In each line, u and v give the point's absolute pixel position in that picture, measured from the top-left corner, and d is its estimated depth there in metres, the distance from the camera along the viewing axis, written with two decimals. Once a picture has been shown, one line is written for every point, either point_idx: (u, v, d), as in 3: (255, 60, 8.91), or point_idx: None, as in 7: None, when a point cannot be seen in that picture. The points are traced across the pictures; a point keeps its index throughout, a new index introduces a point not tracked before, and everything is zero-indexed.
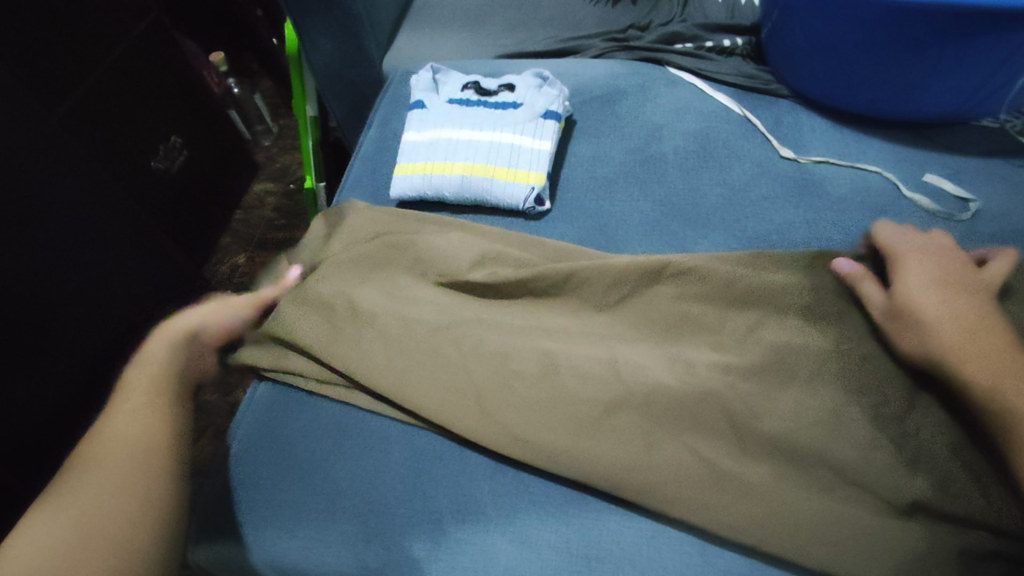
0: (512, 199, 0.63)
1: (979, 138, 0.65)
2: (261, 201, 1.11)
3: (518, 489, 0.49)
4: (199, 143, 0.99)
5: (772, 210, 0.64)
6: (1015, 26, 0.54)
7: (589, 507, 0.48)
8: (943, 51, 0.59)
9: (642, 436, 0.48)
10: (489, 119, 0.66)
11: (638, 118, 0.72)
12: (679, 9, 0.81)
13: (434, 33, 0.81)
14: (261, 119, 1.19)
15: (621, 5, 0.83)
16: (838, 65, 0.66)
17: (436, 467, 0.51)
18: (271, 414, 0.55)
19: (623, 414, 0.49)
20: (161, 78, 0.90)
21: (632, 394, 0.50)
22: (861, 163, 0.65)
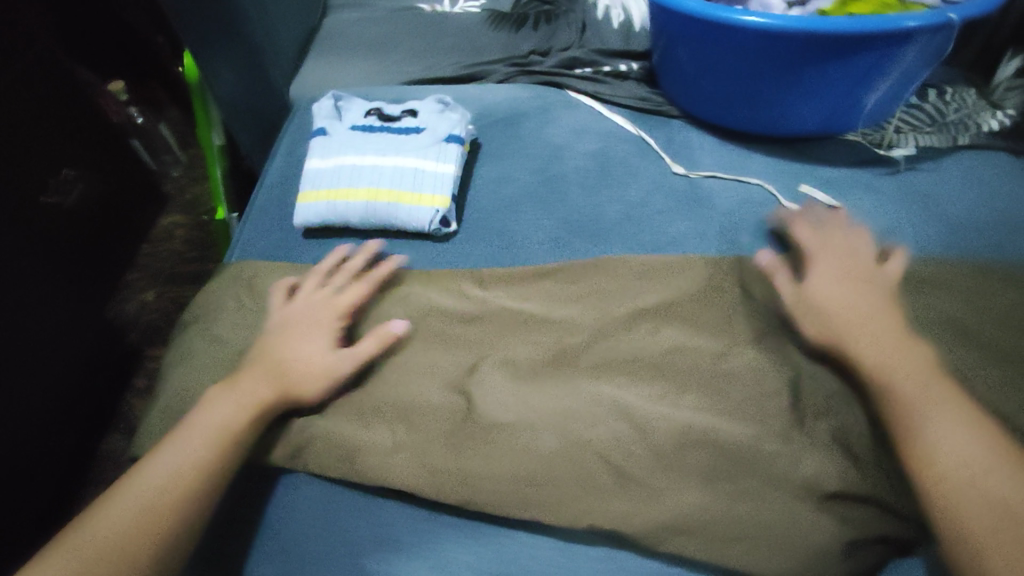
0: (419, 222, 0.64)
1: (848, 152, 0.70)
2: (170, 234, 1.08)
3: (433, 511, 0.51)
4: (97, 178, 0.95)
5: (666, 223, 0.68)
6: (862, 48, 0.61)
7: (503, 529, 0.50)
8: (808, 73, 0.65)
9: (548, 454, 0.51)
10: (393, 145, 0.66)
11: (539, 141, 0.75)
12: (577, 34, 0.85)
13: (340, 61, 0.82)
14: (168, 150, 1.16)
15: (524, 31, 0.86)
16: (721, 86, 0.71)
17: (352, 504, 0.52)
18: None
19: (532, 433, 0.52)
20: (52, 112, 0.87)
21: (535, 415, 0.53)
22: (745, 176, 0.70)
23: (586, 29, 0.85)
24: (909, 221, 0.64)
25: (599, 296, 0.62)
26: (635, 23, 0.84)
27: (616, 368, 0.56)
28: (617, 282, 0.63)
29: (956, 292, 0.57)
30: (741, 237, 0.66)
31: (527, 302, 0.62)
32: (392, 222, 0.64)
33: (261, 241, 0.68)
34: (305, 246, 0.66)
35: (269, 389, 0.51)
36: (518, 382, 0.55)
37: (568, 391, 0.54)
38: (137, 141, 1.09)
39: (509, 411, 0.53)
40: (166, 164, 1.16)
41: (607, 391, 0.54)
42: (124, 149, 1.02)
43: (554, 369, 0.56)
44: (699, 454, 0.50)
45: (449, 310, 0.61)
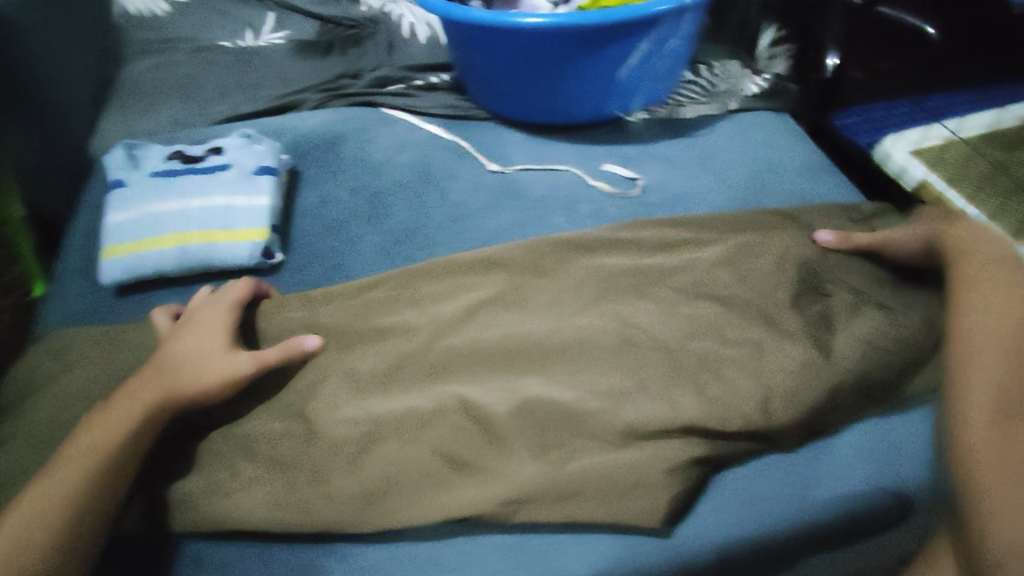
0: (236, 258, 0.63)
1: (636, 130, 0.78)
2: None
3: (288, 543, 0.49)
4: None
5: (488, 219, 0.71)
6: (616, 38, 0.69)
7: (359, 540, 0.49)
8: (580, 62, 0.72)
9: (386, 458, 0.51)
10: (199, 186, 0.66)
11: (359, 159, 0.76)
12: (385, 55, 0.92)
13: (150, 109, 0.86)
14: None
15: (332, 60, 0.93)
16: (514, 85, 0.76)
17: (199, 560, 0.49)
18: None
19: (372, 444, 0.51)
20: None
21: (371, 426, 0.52)
22: (552, 165, 0.75)
23: (393, 48, 0.93)
24: (691, 181, 0.71)
25: (431, 293, 0.62)
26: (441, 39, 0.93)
27: (454, 363, 0.56)
28: (444, 279, 0.63)
29: (732, 236, 0.64)
30: (556, 218, 0.70)
31: (361, 314, 0.61)
32: (208, 263, 0.63)
33: (68, 307, 0.64)
34: (119, 303, 0.64)
35: (155, 394, 0.50)
36: (353, 396, 0.55)
37: (406, 398, 0.54)
38: None
39: (331, 423, 0.53)
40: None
41: (446, 389, 0.54)
42: None
43: (391, 378, 0.56)
44: (537, 432, 0.51)
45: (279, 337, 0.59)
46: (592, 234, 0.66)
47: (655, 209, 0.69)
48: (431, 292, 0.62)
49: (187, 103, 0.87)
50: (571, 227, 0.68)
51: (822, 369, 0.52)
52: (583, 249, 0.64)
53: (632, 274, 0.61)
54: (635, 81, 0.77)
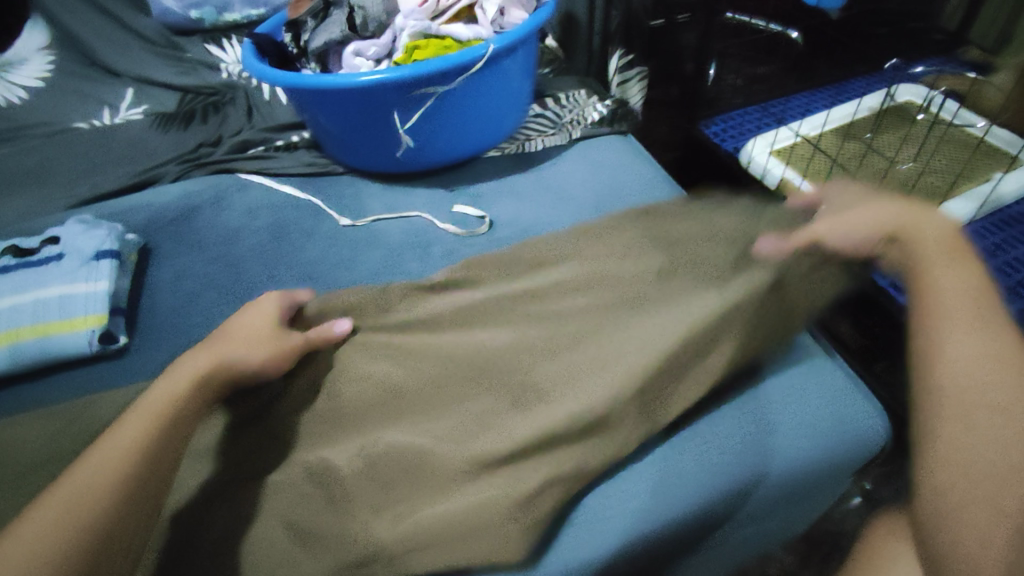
0: (74, 347, 0.61)
1: (487, 167, 0.81)
2: None
3: None
4: None
5: (342, 273, 0.70)
6: (444, 83, 0.70)
7: None
8: (417, 110, 0.73)
9: (216, 534, 0.46)
10: (32, 279, 0.64)
11: (214, 229, 0.76)
12: (244, 119, 0.92)
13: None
14: None
15: (194, 129, 0.93)
16: (360, 138, 0.77)
17: None
18: None
19: (203, 522, 0.47)
20: None
21: (203, 503, 0.48)
22: (405, 212, 0.75)
23: (254, 111, 0.94)
24: (537, 210, 0.74)
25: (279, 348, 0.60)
26: None
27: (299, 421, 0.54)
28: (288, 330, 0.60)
29: (577, 255, 0.64)
30: (408, 262, 0.70)
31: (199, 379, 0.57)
32: (43, 357, 0.61)
33: None
34: None
35: (212, 364, 0.51)
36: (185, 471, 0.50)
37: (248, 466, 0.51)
38: None
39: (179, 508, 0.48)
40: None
41: (288, 451, 0.52)
42: None
43: (231, 445, 0.52)
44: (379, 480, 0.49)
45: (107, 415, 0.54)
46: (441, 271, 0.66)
47: (504, 241, 0.70)
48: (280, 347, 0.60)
49: (37, 191, 0.85)
50: (423, 270, 0.68)
51: (661, 379, 0.51)
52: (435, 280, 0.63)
53: (480, 306, 0.61)
54: (479, 121, 0.78)
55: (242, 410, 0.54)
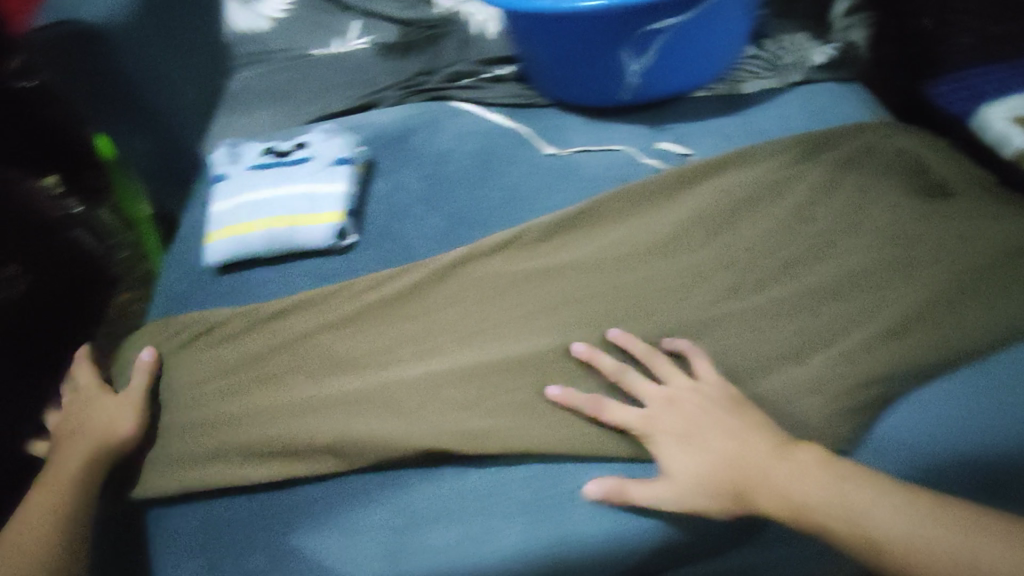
0: (317, 240, 0.70)
1: (695, 109, 0.78)
2: None
3: (350, 487, 0.54)
4: None
5: (544, 197, 0.71)
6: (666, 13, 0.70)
7: (407, 480, 0.53)
8: (634, 43, 0.73)
9: (442, 409, 0.56)
10: (286, 176, 0.74)
11: (428, 149, 0.81)
12: (460, 51, 0.99)
13: (247, 111, 0.99)
14: None
15: (412, 58, 1.01)
16: (571, 72, 0.79)
17: (278, 498, 0.55)
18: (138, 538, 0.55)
19: (430, 399, 0.56)
20: None
21: (430, 383, 0.58)
22: (609, 145, 0.76)
23: (468, 43, 1.00)
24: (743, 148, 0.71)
25: (491, 261, 0.66)
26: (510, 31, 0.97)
27: (510, 328, 0.61)
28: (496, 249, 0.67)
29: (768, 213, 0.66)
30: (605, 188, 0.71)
31: (419, 283, 0.65)
32: (292, 245, 0.70)
33: (177, 284, 0.73)
34: (218, 281, 0.71)
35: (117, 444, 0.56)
36: (418, 355, 0.60)
37: (469, 352, 0.59)
38: None
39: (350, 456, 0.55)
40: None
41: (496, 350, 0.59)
42: None
43: (450, 343, 0.61)
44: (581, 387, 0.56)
45: (355, 304, 0.64)
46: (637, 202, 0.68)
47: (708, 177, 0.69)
48: (493, 263, 0.66)
49: (284, 105, 0.98)
50: (626, 199, 0.68)
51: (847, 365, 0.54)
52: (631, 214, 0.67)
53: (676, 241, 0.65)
54: (690, 60, 0.76)
55: (467, 309, 0.63)
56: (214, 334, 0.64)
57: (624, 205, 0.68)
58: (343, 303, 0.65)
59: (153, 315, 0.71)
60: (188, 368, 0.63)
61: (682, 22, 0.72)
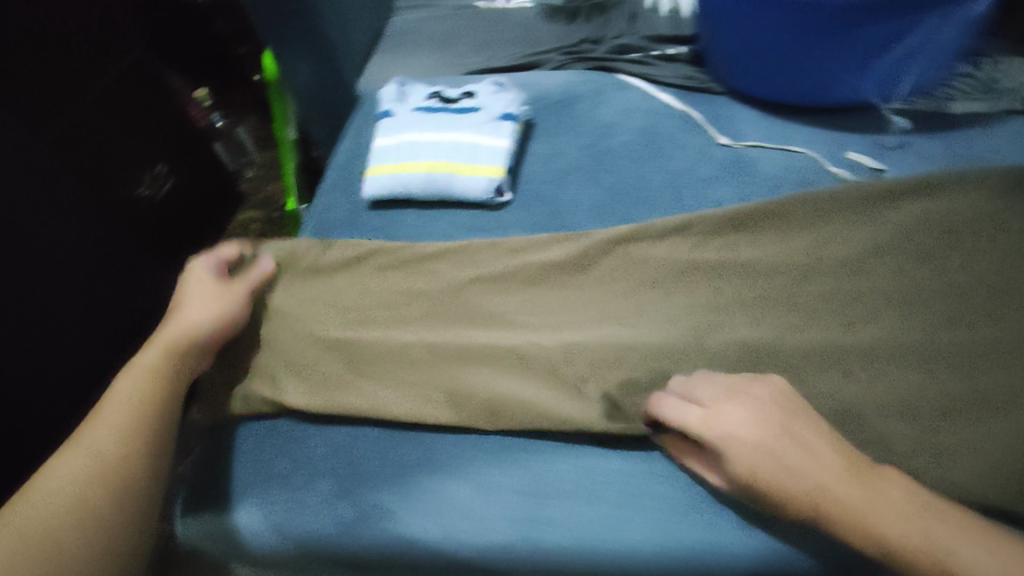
0: (475, 191, 0.69)
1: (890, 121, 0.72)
2: (246, 228, 1.36)
3: (484, 443, 0.53)
4: (181, 173, 1.17)
5: (711, 189, 0.69)
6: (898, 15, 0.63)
7: (545, 451, 0.52)
8: (848, 42, 0.67)
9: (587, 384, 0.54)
10: (453, 122, 0.73)
11: (590, 119, 0.79)
12: (627, 24, 0.96)
13: (406, 55, 1.00)
14: (246, 154, 1.47)
15: (576, 25, 0.99)
16: (762, 61, 0.74)
17: (407, 437, 0.54)
18: (254, 446, 0.55)
19: (575, 370, 0.55)
20: (147, 117, 1.07)
21: (576, 354, 0.56)
22: (791, 145, 0.71)
23: (636, 18, 0.97)
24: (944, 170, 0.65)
25: (651, 241, 0.63)
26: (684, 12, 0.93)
27: (662, 315, 0.59)
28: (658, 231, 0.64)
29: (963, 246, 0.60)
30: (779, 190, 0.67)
31: (575, 252, 0.63)
32: (449, 192, 0.69)
33: (331, 211, 0.74)
34: (370, 215, 0.73)
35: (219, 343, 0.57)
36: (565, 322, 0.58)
37: (618, 331, 0.57)
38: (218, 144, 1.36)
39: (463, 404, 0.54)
40: (243, 165, 1.47)
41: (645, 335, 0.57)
42: (206, 145, 1.23)
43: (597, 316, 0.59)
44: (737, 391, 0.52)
45: (505, 261, 0.64)
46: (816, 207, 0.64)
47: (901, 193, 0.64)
48: (653, 244, 0.63)
49: (443, 54, 0.99)
50: (805, 203, 0.64)
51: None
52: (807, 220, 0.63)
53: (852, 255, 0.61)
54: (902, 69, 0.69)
55: (618, 287, 0.61)
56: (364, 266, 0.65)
57: (803, 209, 0.63)
58: (494, 257, 0.64)
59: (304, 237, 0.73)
60: (333, 290, 0.64)
61: (911, 27, 0.65)
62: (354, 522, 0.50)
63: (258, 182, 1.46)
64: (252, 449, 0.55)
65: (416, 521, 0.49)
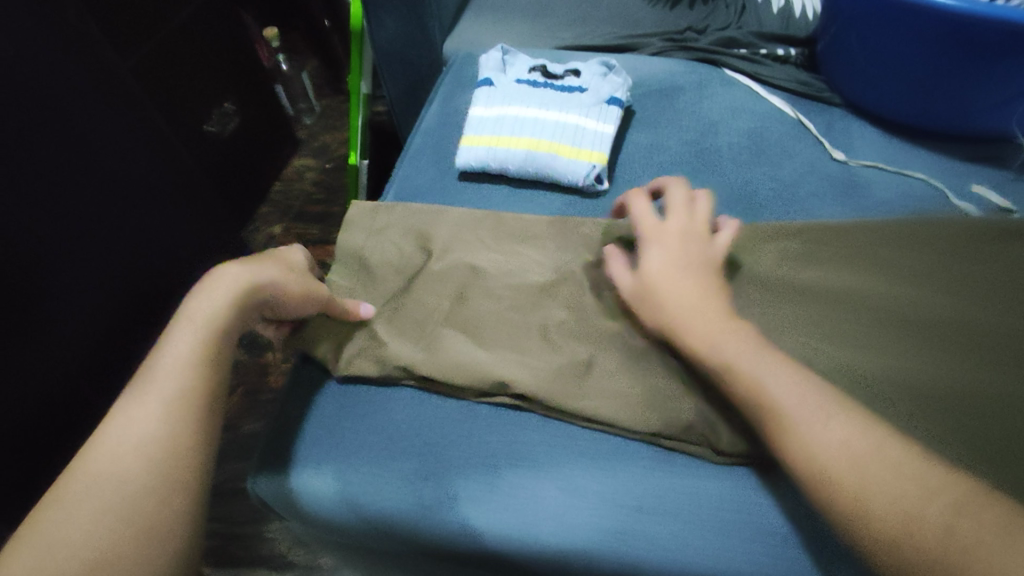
0: (574, 175, 0.66)
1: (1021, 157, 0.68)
2: (300, 174, 1.32)
3: (569, 439, 0.51)
4: (244, 112, 1.14)
5: (821, 205, 0.65)
6: None
7: (636, 459, 0.50)
8: (998, 72, 0.62)
9: (684, 393, 0.51)
10: (558, 100, 0.70)
11: (694, 114, 0.76)
12: (735, 16, 0.91)
13: (498, 22, 0.96)
14: (304, 99, 1.43)
15: (679, 11, 0.94)
16: (894, 78, 0.70)
17: (489, 421, 0.53)
18: (325, 412, 0.54)
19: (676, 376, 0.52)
20: (220, 51, 1.04)
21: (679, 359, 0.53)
22: (909, 171, 0.68)
23: (744, 11, 0.92)
24: None
25: (764, 249, 0.60)
26: (797, 12, 0.89)
27: (773, 324, 0.54)
28: (767, 236, 0.61)
29: None
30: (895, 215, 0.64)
31: None
32: (547, 172, 0.67)
33: (418, 177, 0.72)
34: (459, 188, 0.70)
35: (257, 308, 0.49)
36: None
37: None
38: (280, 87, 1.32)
39: (553, 378, 0.53)
40: (301, 111, 1.44)
41: None
42: (269, 86, 1.20)
43: None
44: None
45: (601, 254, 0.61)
46: (944, 231, 0.60)
47: None
48: (768, 252, 0.60)
49: (538, 24, 0.94)
50: (933, 230, 0.60)
51: None
52: (938, 244, 0.59)
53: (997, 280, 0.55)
54: None
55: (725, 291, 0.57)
56: (452, 246, 0.64)
57: (927, 235, 0.60)
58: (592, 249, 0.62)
59: (390, 201, 0.70)
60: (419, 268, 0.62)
61: None
62: (432, 505, 0.48)
63: (314, 131, 1.42)
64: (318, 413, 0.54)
65: (497, 515, 0.47)
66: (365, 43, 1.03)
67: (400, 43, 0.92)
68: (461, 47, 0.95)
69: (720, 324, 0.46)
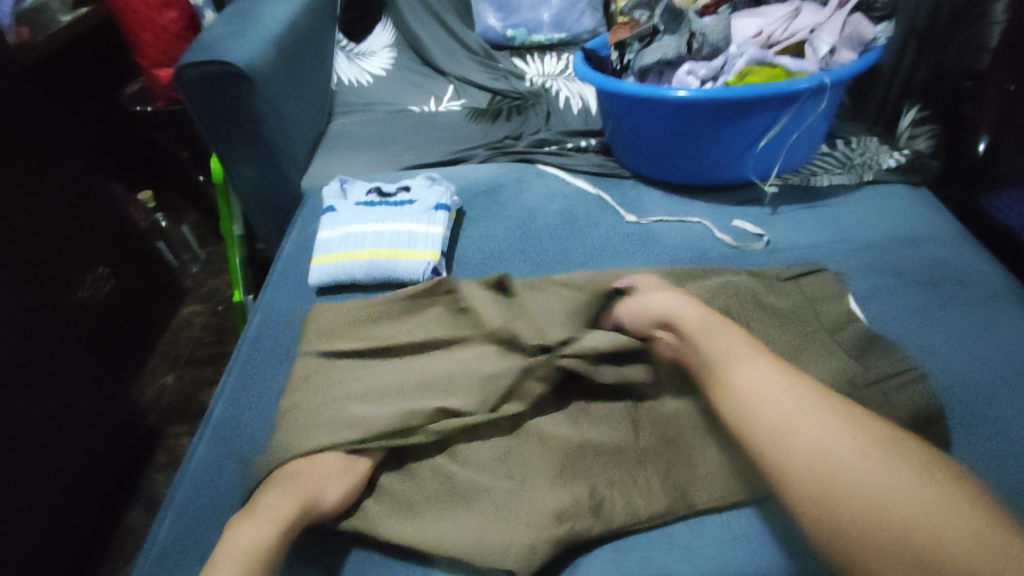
0: (413, 272, 0.76)
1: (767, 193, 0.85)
2: (190, 322, 1.35)
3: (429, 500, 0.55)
4: (120, 272, 1.18)
5: (624, 259, 0.78)
6: (761, 112, 0.76)
7: None
8: (721, 132, 0.80)
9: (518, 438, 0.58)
10: (391, 214, 0.82)
11: (515, 204, 0.89)
12: (543, 121, 1.10)
13: (346, 154, 1.10)
14: (188, 250, 1.50)
15: (499, 123, 1.12)
16: (655, 150, 0.86)
17: None
18: (189, 527, 0.55)
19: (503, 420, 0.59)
20: (89, 222, 1.10)
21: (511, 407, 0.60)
22: (687, 218, 0.83)
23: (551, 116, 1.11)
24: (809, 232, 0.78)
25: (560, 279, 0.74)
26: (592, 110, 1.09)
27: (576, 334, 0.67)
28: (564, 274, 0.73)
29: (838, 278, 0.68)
30: (683, 255, 0.77)
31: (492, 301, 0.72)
32: (390, 274, 0.76)
33: (278, 298, 0.79)
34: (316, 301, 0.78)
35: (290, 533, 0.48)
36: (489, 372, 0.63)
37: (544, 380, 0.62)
38: (160, 243, 1.38)
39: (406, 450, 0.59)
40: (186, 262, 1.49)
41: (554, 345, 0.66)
42: (144, 245, 1.25)
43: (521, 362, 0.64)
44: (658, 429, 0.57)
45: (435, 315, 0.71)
46: (713, 263, 0.74)
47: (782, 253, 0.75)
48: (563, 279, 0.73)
49: (379, 151, 1.09)
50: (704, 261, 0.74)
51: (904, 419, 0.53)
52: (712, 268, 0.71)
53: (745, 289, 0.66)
54: (773, 153, 0.83)
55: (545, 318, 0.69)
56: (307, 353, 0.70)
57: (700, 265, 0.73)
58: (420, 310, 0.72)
59: (252, 323, 0.76)
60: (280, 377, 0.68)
61: (774, 123, 0.78)
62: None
63: (201, 280, 1.46)
64: (179, 523, 0.56)
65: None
66: (229, 191, 1.12)
67: (261, 187, 1.03)
68: (318, 181, 1.07)
69: (749, 356, 0.52)
